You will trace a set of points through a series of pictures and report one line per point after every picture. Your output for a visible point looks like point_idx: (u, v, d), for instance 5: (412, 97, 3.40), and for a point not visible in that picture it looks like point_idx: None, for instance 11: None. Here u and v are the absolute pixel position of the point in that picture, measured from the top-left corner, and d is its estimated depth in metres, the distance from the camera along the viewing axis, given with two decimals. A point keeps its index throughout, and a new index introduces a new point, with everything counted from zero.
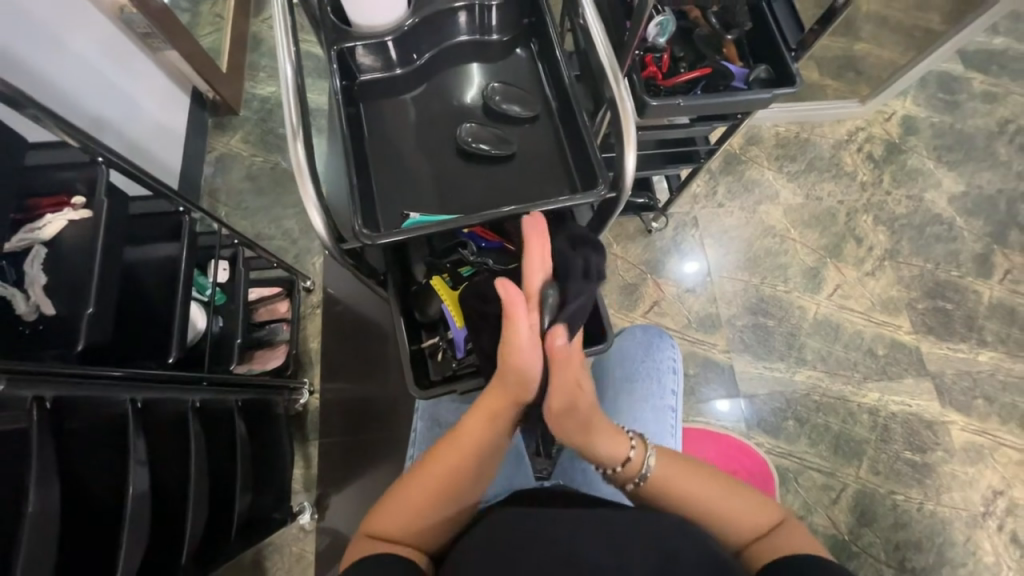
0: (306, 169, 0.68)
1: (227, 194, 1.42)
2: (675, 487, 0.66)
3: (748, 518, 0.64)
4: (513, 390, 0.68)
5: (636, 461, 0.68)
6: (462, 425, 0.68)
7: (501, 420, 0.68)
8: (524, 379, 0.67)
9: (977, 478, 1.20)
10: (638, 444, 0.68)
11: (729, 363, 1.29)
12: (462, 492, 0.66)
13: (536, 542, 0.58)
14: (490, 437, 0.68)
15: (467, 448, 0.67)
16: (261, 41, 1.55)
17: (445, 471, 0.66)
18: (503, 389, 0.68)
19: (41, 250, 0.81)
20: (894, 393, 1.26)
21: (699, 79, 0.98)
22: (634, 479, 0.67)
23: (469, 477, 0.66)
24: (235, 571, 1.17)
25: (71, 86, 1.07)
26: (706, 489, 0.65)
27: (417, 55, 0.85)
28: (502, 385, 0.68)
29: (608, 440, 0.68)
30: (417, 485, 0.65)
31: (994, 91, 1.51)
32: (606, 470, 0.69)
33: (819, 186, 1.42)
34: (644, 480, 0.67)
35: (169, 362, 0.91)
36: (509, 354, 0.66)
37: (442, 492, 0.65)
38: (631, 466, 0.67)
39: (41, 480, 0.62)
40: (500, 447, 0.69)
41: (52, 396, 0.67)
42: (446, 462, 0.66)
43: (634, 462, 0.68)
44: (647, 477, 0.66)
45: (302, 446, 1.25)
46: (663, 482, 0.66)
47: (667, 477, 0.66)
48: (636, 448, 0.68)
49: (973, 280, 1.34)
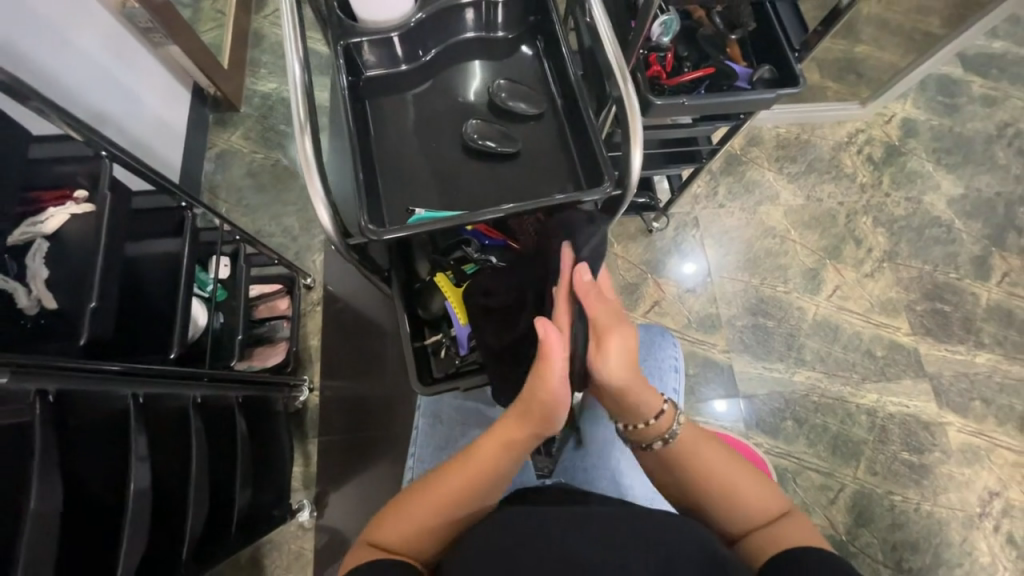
0: (312, 163, 0.68)
1: (227, 190, 1.42)
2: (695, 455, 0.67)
3: (755, 504, 0.64)
4: (536, 419, 0.67)
5: (667, 417, 0.68)
6: (474, 448, 0.67)
7: (518, 445, 0.68)
8: (552, 408, 0.66)
9: (973, 480, 1.20)
10: (670, 402, 0.69)
11: (728, 363, 1.30)
12: (467, 510, 0.65)
13: (536, 540, 0.57)
14: (504, 462, 0.67)
15: (479, 470, 0.66)
16: (263, 38, 1.55)
17: (453, 490, 0.65)
18: (524, 415, 0.67)
19: (43, 244, 0.81)
20: (893, 394, 1.27)
21: (702, 79, 0.99)
22: (664, 435, 0.68)
23: (476, 497, 0.66)
24: (233, 568, 1.16)
25: (73, 79, 1.07)
26: (724, 462, 0.66)
27: (422, 51, 0.86)
28: (525, 413, 0.67)
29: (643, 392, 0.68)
30: (423, 500, 0.65)
31: (993, 95, 1.52)
32: (635, 423, 0.69)
33: (819, 187, 1.43)
34: (673, 437, 0.67)
35: (171, 357, 0.91)
36: (541, 387, 0.65)
37: (448, 509, 0.64)
38: (663, 420, 0.68)
39: (42, 477, 0.62)
40: (513, 472, 0.68)
41: (55, 390, 0.66)
42: (455, 481, 0.65)
43: (665, 419, 0.68)
44: (675, 436, 0.67)
45: (301, 443, 1.25)
46: (688, 447, 0.67)
47: (693, 444, 0.67)
48: (667, 406, 0.69)
49: (971, 283, 1.35)
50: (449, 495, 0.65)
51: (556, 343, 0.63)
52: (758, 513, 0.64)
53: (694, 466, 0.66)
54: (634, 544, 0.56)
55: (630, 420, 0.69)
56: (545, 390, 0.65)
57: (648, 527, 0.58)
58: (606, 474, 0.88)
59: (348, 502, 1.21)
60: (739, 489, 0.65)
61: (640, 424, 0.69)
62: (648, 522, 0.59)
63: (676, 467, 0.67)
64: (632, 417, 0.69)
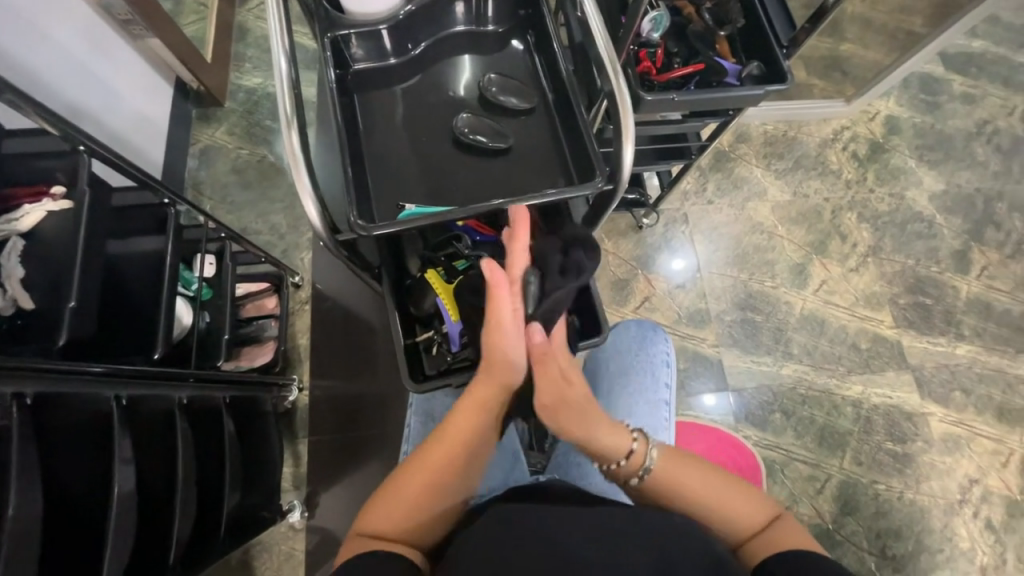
0: (301, 159, 0.67)
1: (211, 186, 1.39)
2: (676, 479, 0.66)
3: (745, 513, 0.63)
4: (499, 374, 0.69)
5: (639, 455, 0.68)
6: (453, 414, 0.68)
7: (491, 404, 0.69)
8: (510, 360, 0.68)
9: (954, 468, 1.24)
10: (640, 436, 0.69)
11: (718, 357, 1.31)
12: (456, 485, 0.66)
13: (534, 541, 0.57)
14: (482, 423, 0.68)
15: (460, 434, 0.67)
16: (247, 31, 1.52)
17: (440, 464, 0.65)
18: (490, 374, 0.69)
19: (19, 242, 0.79)
20: (877, 385, 1.30)
21: (692, 75, 0.98)
22: (638, 472, 0.67)
23: (461, 467, 0.66)
24: (222, 570, 1.15)
25: (47, 71, 1.03)
26: (707, 481, 0.65)
27: (412, 44, 0.85)
28: (489, 370, 0.69)
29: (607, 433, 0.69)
30: (413, 481, 0.64)
31: (973, 93, 1.56)
32: (608, 465, 0.69)
33: (805, 183, 1.45)
34: (648, 472, 0.67)
35: (154, 358, 0.89)
36: (494, 338, 0.67)
37: (438, 485, 0.65)
38: (634, 460, 0.68)
39: (21, 482, 0.60)
40: (491, 432, 0.69)
41: (33, 393, 0.65)
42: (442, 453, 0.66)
43: (636, 456, 0.68)
44: (650, 470, 0.67)
45: (291, 444, 1.24)
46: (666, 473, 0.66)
47: (671, 469, 0.66)
48: (637, 442, 0.69)
49: (951, 276, 1.38)
50: (438, 475, 0.65)
51: (501, 282, 0.67)
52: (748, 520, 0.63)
53: (675, 493, 0.65)
54: (635, 544, 0.55)
55: (603, 461, 0.69)
56: (497, 337, 0.67)
57: (647, 525, 0.58)
58: (600, 469, 0.87)
59: (340, 502, 1.20)
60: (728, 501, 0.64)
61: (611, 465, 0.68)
62: (650, 522, 0.58)
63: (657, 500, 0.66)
64: (605, 458, 0.69)
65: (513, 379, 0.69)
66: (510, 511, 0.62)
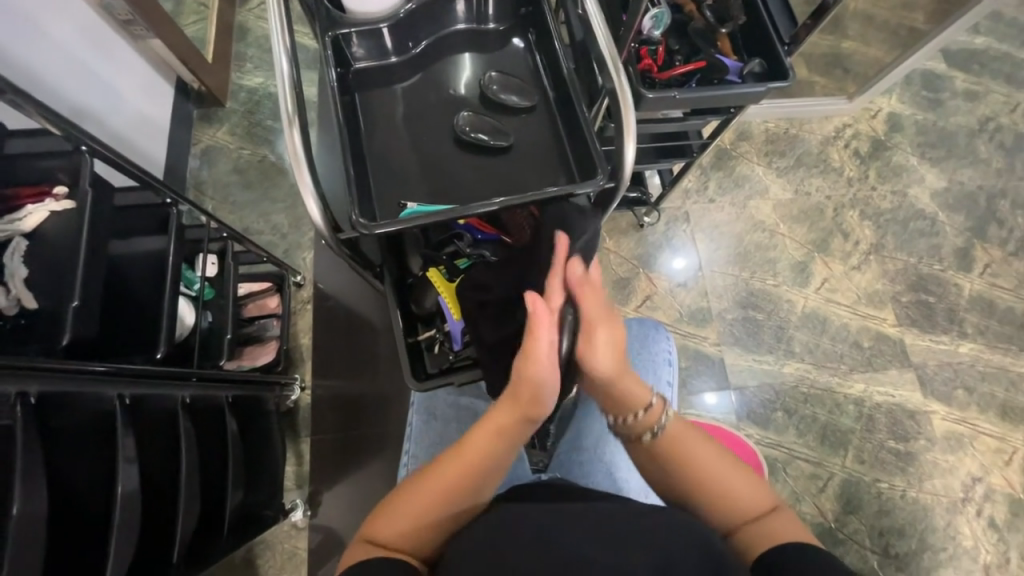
0: (302, 158, 0.67)
1: (213, 187, 1.39)
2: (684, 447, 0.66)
3: (746, 497, 0.64)
4: (525, 403, 0.66)
5: (656, 411, 0.69)
6: (471, 438, 0.66)
7: (515, 433, 0.67)
8: (539, 391, 0.66)
9: (957, 466, 1.23)
10: (659, 397, 0.70)
11: (719, 356, 1.31)
12: (467, 498, 0.64)
13: (533, 541, 0.56)
14: (501, 451, 0.66)
15: (475, 458, 0.65)
16: (248, 31, 1.52)
17: (453, 478, 0.64)
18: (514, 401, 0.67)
19: (22, 242, 0.79)
20: (879, 384, 1.29)
21: (693, 73, 0.99)
22: (652, 428, 0.67)
23: (476, 488, 0.65)
24: (226, 569, 1.15)
25: (49, 71, 1.04)
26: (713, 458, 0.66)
27: (412, 42, 0.85)
28: (515, 397, 0.66)
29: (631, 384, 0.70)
30: (416, 494, 0.64)
31: (976, 89, 1.55)
32: (624, 417, 0.70)
33: (807, 181, 1.45)
34: (662, 430, 0.67)
35: (156, 357, 0.89)
36: (527, 367, 0.65)
37: (449, 501, 0.64)
38: (651, 415, 0.68)
39: (25, 478, 0.60)
40: (511, 459, 0.67)
41: (37, 391, 0.65)
42: (454, 469, 0.65)
43: (654, 411, 0.69)
44: (664, 427, 0.67)
45: (294, 443, 1.24)
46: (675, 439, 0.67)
47: (681, 435, 0.67)
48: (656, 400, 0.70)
49: (954, 274, 1.38)
50: (444, 489, 0.64)
51: (544, 319, 0.65)
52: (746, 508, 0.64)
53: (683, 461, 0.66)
54: (635, 543, 0.55)
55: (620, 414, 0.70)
56: (533, 368, 0.65)
57: (648, 524, 0.58)
58: (600, 467, 0.89)
59: (343, 500, 1.20)
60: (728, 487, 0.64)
61: (629, 417, 0.69)
62: (651, 521, 0.58)
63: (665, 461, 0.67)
64: (623, 409, 0.70)
65: (537, 411, 0.67)
66: (511, 512, 0.62)
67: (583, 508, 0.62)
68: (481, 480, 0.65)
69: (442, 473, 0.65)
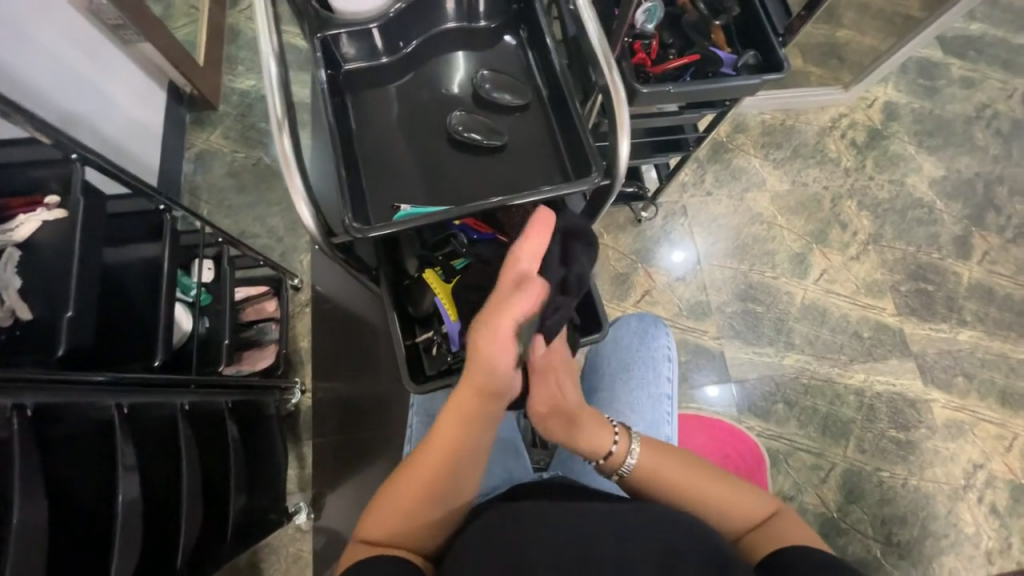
0: (293, 162, 0.67)
1: (208, 191, 1.39)
2: (662, 475, 0.66)
3: (746, 505, 0.64)
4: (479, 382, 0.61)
5: (619, 454, 0.68)
6: (439, 425, 0.63)
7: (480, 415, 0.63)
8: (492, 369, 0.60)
9: (958, 454, 1.24)
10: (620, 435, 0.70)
11: (720, 350, 1.31)
12: (454, 487, 0.64)
13: (532, 544, 0.57)
14: (468, 436, 0.63)
15: (446, 448, 0.63)
16: (239, 33, 1.51)
17: (428, 472, 0.63)
18: (474, 384, 0.61)
19: (15, 253, 0.78)
20: (879, 373, 1.30)
21: (687, 66, 0.99)
22: (619, 471, 0.68)
23: (454, 474, 0.63)
24: (231, 573, 1.16)
25: (44, 84, 1.04)
26: (704, 473, 0.66)
27: (403, 42, 0.84)
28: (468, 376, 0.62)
29: (593, 430, 0.70)
30: (403, 491, 0.63)
31: (972, 76, 1.55)
32: (590, 461, 0.70)
33: (805, 172, 1.45)
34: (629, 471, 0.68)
35: (154, 365, 0.89)
36: (483, 339, 0.59)
37: (431, 496, 0.62)
38: (613, 459, 0.68)
39: (24, 496, 0.60)
40: (484, 439, 0.64)
41: (32, 402, 0.65)
42: (429, 462, 0.63)
43: (617, 455, 0.69)
44: (631, 469, 0.68)
45: (296, 445, 1.25)
46: (649, 472, 0.67)
47: (651, 467, 0.67)
48: (618, 440, 0.70)
49: (952, 262, 1.38)
50: (427, 483, 0.63)
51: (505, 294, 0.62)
52: (740, 518, 0.64)
53: (668, 485, 0.66)
54: (639, 538, 0.56)
55: (585, 456, 0.70)
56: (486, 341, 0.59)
57: (652, 522, 0.58)
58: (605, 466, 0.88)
59: (345, 502, 1.21)
60: (725, 498, 0.64)
61: (594, 461, 0.70)
62: (656, 518, 0.58)
63: (645, 492, 0.67)
64: (587, 454, 0.70)
65: (494, 388, 0.61)
66: (507, 513, 0.62)
67: (579, 506, 0.62)
68: (461, 466, 0.63)
69: (421, 469, 0.63)
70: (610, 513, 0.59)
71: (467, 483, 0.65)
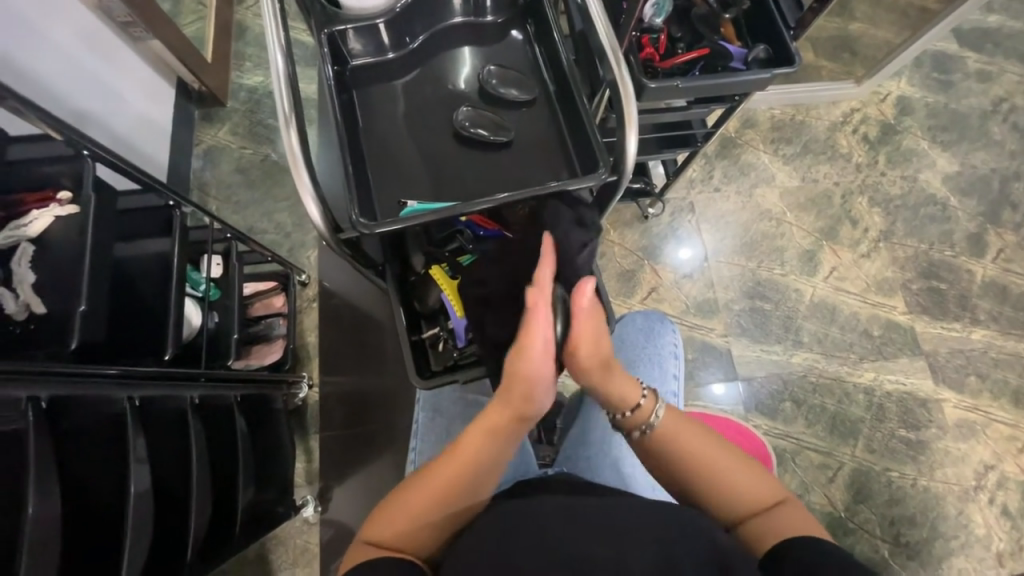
0: (300, 159, 0.67)
1: (217, 187, 1.40)
2: (678, 443, 0.66)
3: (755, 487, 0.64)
4: (518, 403, 0.65)
5: (646, 409, 0.68)
6: (467, 437, 0.65)
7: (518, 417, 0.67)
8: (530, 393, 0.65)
9: (969, 454, 1.22)
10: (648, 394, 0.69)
11: (726, 347, 1.30)
12: (465, 500, 0.64)
13: (532, 539, 0.57)
14: (492, 455, 0.65)
15: (467, 461, 0.64)
16: (246, 29, 1.51)
17: (443, 478, 0.64)
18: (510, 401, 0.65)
19: (29, 248, 0.80)
20: (889, 372, 1.28)
21: (697, 60, 0.97)
22: (642, 426, 0.68)
23: (469, 487, 0.64)
24: (239, 564, 1.18)
25: (54, 81, 1.05)
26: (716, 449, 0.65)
27: (409, 38, 0.84)
28: (508, 394, 0.65)
29: (620, 382, 0.70)
30: (413, 494, 0.64)
31: (989, 69, 1.52)
32: (614, 414, 0.70)
33: (815, 168, 1.43)
34: (651, 429, 0.67)
35: (165, 359, 0.90)
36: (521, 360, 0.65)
37: (442, 502, 0.63)
38: (640, 412, 0.68)
39: (41, 479, 0.61)
40: (503, 462, 0.66)
41: (47, 396, 0.66)
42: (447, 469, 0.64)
43: (644, 409, 0.68)
44: (653, 427, 0.67)
45: (303, 440, 1.26)
46: (668, 435, 0.66)
47: (671, 431, 0.66)
48: (646, 397, 0.69)
49: (966, 259, 1.36)
50: (441, 489, 0.64)
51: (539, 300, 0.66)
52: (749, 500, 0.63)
53: (683, 455, 0.65)
54: (641, 532, 0.56)
55: (610, 409, 0.70)
56: (528, 361, 0.64)
57: (655, 513, 0.58)
58: (608, 461, 0.87)
59: (352, 496, 1.22)
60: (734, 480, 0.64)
61: (619, 415, 0.70)
62: (660, 509, 0.59)
63: (661, 456, 0.67)
64: (613, 406, 0.70)
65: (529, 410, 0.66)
66: (509, 511, 0.62)
67: (581, 502, 0.62)
68: (478, 480, 0.65)
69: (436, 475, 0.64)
70: (610, 507, 0.60)
71: (477, 497, 0.65)
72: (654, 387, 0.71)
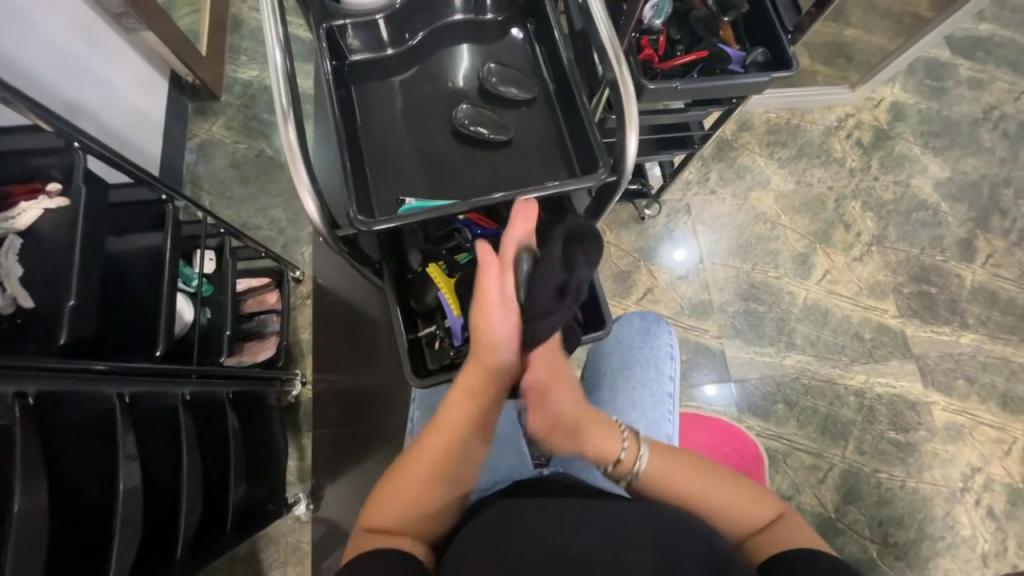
0: (299, 154, 0.66)
1: (210, 182, 1.38)
2: (668, 481, 0.66)
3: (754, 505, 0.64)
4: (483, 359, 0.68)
5: (628, 459, 0.68)
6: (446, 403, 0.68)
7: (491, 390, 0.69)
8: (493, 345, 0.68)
9: (957, 456, 1.24)
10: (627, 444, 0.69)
11: (720, 349, 1.31)
12: (454, 477, 0.65)
13: (528, 542, 0.56)
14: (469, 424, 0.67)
15: (446, 429, 0.66)
16: (242, 22, 1.50)
17: (430, 453, 0.65)
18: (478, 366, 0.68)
19: (16, 240, 0.78)
20: (880, 374, 1.29)
21: (695, 62, 0.98)
22: (627, 476, 0.67)
23: (455, 460, 0.66)
24: (229, 563, 1.17)
25: (44, 72, 1.03)
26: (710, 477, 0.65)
27: (409, 34, 0.84)
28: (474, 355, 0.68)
29: (597, 435, 0.70)
30: (405, 472, 0.64)
31: (980, 77, 1.54)
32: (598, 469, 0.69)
33: (809, 172, 1.44)
34: (637, 476, 0.67)
35: (157, 355, 0.88)
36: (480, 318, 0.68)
37: (432, 479, 0.64)
38: (622, 465, 0.68)
39: (26, 478, 0.60)
40: (480, 430, 0.68)
41: (34, 391, 0.65)
42: (434, 443, 0.66)
43: (626, 459, 0.68)
44: (639, 475, 0.66)
45: (295, 438, 1.25)
46: (657, 476, 0.66)
47: (658, 471, 0.66)
48: (625, 448, 0.69)
49: (955, 264, 1.38)
50: (430, 463, 0.65)
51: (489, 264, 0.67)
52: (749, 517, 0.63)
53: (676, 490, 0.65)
54: (638, 536, 0.56)
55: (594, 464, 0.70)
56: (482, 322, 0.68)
57: (653, 518, 0.58)
58: None
59: (344, 494, 1.21)
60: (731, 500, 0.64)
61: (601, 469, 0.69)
62: (658, 516, 0.58)
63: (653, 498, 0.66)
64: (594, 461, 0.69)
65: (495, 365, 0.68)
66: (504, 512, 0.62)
67: (577, 503, 0.62)
68: (461, 451, 0.66)
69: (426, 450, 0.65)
70: (607, 510, 0.60)
71: (466, 480, 0.67)
72: (632, 429, 0.71)
